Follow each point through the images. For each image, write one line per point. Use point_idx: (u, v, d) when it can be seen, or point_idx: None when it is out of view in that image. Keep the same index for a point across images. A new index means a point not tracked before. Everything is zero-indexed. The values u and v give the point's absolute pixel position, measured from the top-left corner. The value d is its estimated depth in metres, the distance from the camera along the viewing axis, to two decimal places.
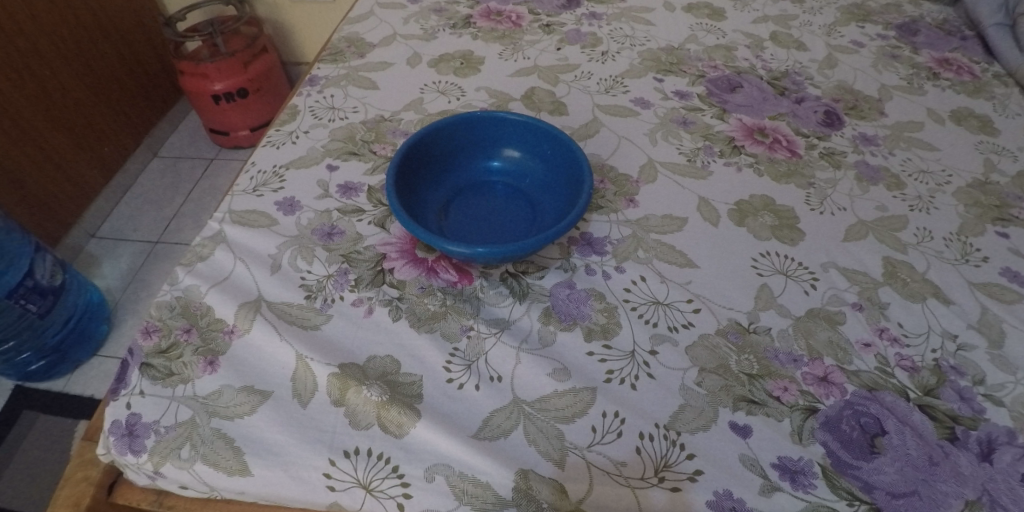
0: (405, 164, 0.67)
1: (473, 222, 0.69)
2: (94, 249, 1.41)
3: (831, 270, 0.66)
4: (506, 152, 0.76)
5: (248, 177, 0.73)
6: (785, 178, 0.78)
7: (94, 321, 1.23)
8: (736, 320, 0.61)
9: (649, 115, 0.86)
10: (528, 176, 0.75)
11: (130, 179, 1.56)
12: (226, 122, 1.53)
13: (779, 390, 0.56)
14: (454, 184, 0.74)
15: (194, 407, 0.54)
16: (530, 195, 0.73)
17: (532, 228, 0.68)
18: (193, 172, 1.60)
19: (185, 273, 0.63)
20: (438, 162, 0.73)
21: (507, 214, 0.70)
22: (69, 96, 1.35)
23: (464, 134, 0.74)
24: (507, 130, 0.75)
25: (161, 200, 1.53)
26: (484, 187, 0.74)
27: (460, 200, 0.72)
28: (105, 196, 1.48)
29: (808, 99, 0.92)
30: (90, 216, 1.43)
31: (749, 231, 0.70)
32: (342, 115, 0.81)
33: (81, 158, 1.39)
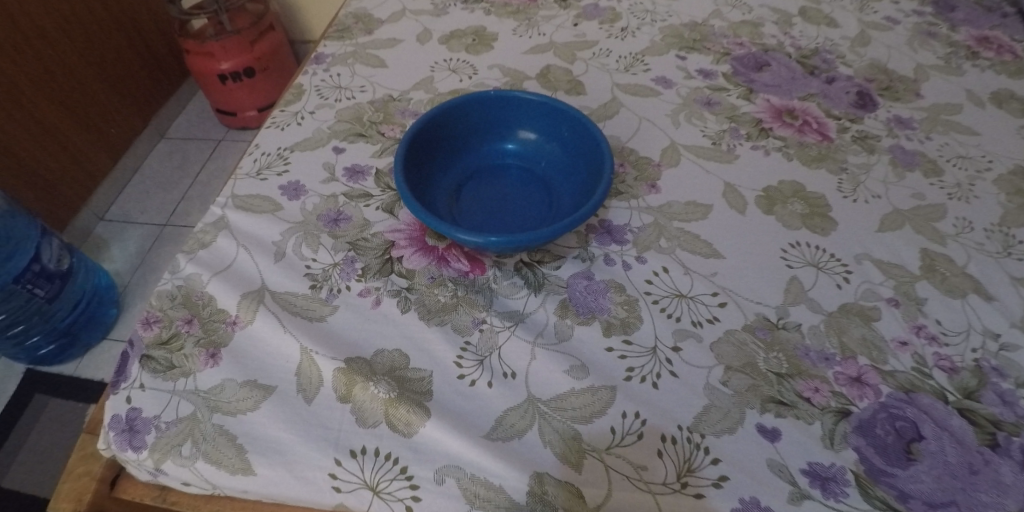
0: (414, 145, 0.63)
1: (486, 208, 0.65)
2: (103, 232, 1.40)
3: (865, 262, 0.62)
4: (522, 133, 0.72)
5: (252, 159, 0.70)
6: (816, 163, 0.73)
7: (103, 305, 1.22)
8: (764, 315, 0.57)
9: (671, 95, 0.81)
10: (544, 159, 0.71)
11: (138, 161, 1.53)
12: (233, 102, 1.50)
13: (809, 391, 0.53)
14: (466, 166, 0.71)
15: (196, 402, 0.52)
16: (546, 179, 0.69)
17: (548, 214, 0.65)
18: (200, 154, 1.57)
19: (186, 261, 0.61)
20: (449, 143, 0.69)
21: (523, 199, 0.67)
22: (73, 76, 1.32)
23: (477, 114, 0.70)
24: (523, 109, 0.71)
25: (168, 182, 1.50)
26: (498, 171, 0.71)
27: (472, 185, 0.68)
28: (112, 178, 1.46)
29: (840, 79, 0.87)
30: (99, 198, 1.42)
31: (778, 219, 0.66)
32: (349, 94, 0.77)
33: (86, 140, 1.37)
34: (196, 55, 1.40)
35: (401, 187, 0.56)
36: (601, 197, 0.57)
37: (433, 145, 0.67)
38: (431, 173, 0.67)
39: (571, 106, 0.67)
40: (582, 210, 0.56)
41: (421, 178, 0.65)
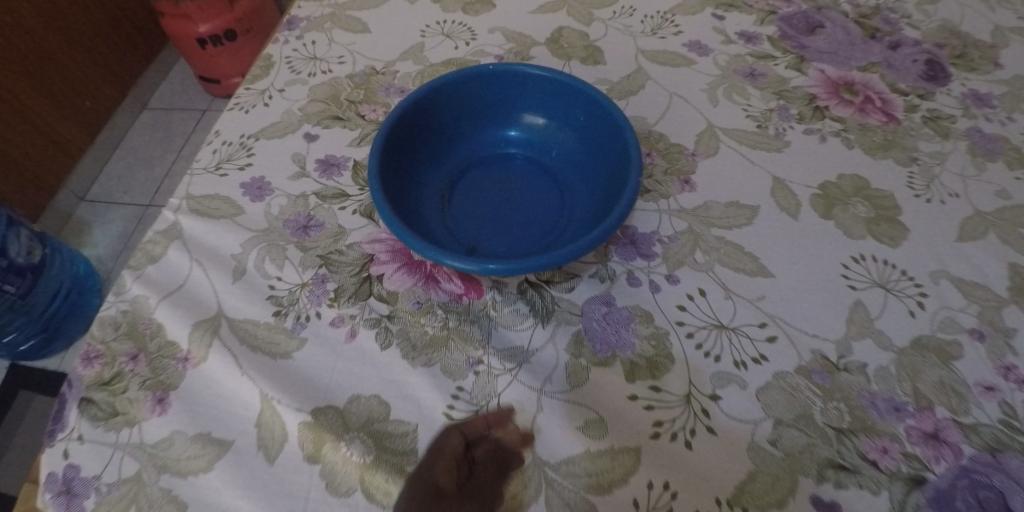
0: (395, 138, 0.53)
1: (483, 211, 0.55)
2: (85, 214, 1.28)
3: (942, 281, 0.52)
4: (528, 116, 0.61)
5: (210, 150, 0.59)
6: (882, 150, 0.61)
7: (85, 294, 1.11)
8: (822, 353, 0.47)
9: (707, 65, 0.69)
10: (554, 149, 0.60)
11: (120, 134, 1.39)
12: (216, 67, 1.35)
13: (876, 452, 0.43)
14: (461, 158, 0.60)
15: (142, 459, 0.44)
16: (556, 173, 0.58)
17: (559, 220, 0.54)
18: (184, 125, 1.43)
19: (132, 279, 0.51)
20: (440, 131, 0.58)
21: (530, 200, 0.56)
22: (41, 48, 1.15)
23: (472, 94, 0.58)
24: (529, 88, 0.59)
25: (151, 157, 1.38)
26: (498, 163, 0.60)
27: (467, 181, 0.58)
28: (92, 154, 1.32)
29: (906, 44, 0.73)
30: (79, 176, 1.29)
31: (838, 226, 0.55)
32: (325, 67, 0.65)
33: (59, 115, 1.22)
34: (172, 17, 1.23)
35: (376, 197, 0.46)
36: (624, 208, 0.46)
37: (419, 135, 0.56)
38: (416, 169, 0.56)
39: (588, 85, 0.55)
40: (601, 226, 0.45)
41: (404, 177, 0.54)
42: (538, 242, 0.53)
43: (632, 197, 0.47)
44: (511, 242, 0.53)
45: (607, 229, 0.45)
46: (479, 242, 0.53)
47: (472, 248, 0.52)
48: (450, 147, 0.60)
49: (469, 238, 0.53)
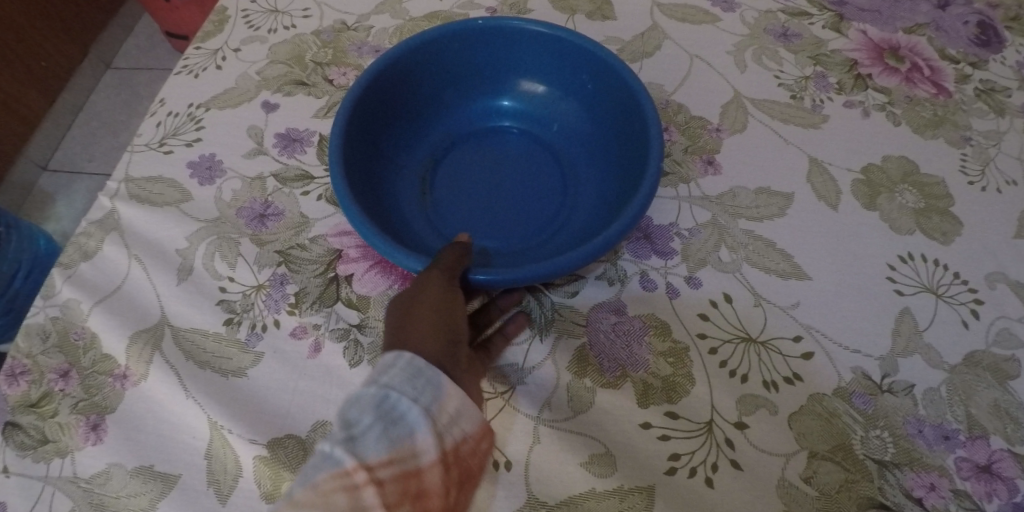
0: (364, 112, 0.44)
1: (471, 197, 0.48)
2: (48, 186, 1.17)
3: (999, 286, 0.45)
4: (524, 82, 0.53)
5: (153, 122, 0.50)
6: (931, 129, 0.54)
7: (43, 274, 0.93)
8: (863, 372, 0.41)
9: (733, 22, 0.59)
10: (556, 123, 0.52)
11: (82, 97, 1.25)
12: (183, 21, 1.15)
13: (922, 489, 0.38)
14: (445, 132, 0.52)
15: (75, 496, 0.37)
16: (557, 151, 0.51)
17: (560, 209, 0.47)
18: (152, 87, 1.29)
19: (61, 280, 0.43)
20: (418, 101, 0.50)
21: (525, 182, 0.49)
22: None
23: (458, 55, 0.50)
24: (525, 48, 0.50)
25: (118, 122, 1.25)
26: (488, 137, 0.52)
27: (452, 160, 0.50)
28: (52, 119, 1.19)
29: (956, 3, 0.64)
30: (39, 143, 1.17)
31: (883, 218, 0.48)
32: (288, 22, 0.55)
33: (16, 82, 1.08)
34: None
35: (339, 188, 0.38)
36: (640, 202, 0.39)
37: (393, 106, 0.48)
38: (390, 147, 0.48)
39: (597, 46, 0.46)
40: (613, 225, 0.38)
41: (377, 157, 0.46)
42: (535, 236, 0.45)
43: (650, 189, 0.39)
44: (503, 235, 0.46)
45: (619, 229, 0.38)
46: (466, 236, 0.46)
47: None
48: (433, 119, 0.52)
49: (454, 231, 0.46)
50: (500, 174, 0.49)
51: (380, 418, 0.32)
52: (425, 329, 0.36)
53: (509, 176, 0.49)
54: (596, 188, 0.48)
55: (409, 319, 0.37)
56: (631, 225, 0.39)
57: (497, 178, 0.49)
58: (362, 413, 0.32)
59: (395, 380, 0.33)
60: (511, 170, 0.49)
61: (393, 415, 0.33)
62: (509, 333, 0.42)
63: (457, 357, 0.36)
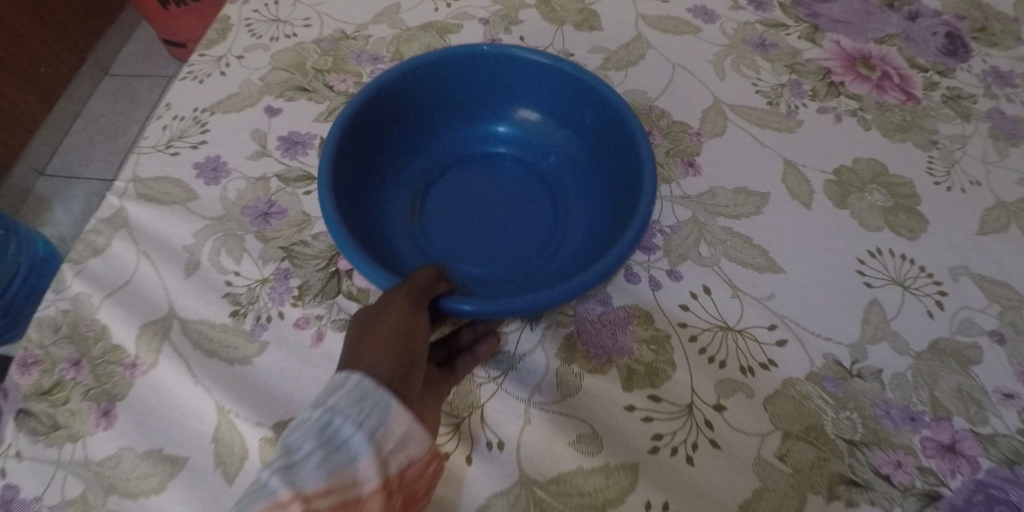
0: (357, 134, 0.47)
1: (460, 219, 0.50)
2: (45, 190, 1.18)
3: (963, 278, 0.48)
4: (523, 109, 0.55)
5: (160, 125, 0.52)
6: (900, 133, 0.57)
7: (42, 278, 0.95)
8: (834, 358, 0.44)
9: (714, 33, 0.63)
10: (553, 154, 0.55)
11: (79, 103, 1.27)
12: (180, 29, 1.17)
13: (890, 467, 0.40)
14: (441, 152, 0.55)
15: (86, 479, 0.39)
16: (550, 181, 0.53)
17: (549, 235, 0.50)
18: (150, 94, 1.31)
19: (72, 275, 0.45)
20: (415, 122, 0.53)
21: (516, 207, 0.51)
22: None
23: (460, 79, 0.52)
24: (527, 77, 0.53)
25: (115, 128, 1.26)
26: (484, 162, 0.54)
27: (446, 182, 0.53)
28: (49, 124, 1.21)
29: (925, 15, 0.67)
30: (37, 148, 1.19)
31: (853, 216, 0.51)
32: (290, 30, 0.58)
33: (14, 87, 1.10)
34: None
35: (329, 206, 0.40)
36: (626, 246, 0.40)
37: (390, 126, 0.51)
38: (384, 168, 0.51)
39: (598, 82, 0.49)
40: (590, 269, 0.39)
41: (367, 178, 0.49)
42: (521, 256, 0.48)
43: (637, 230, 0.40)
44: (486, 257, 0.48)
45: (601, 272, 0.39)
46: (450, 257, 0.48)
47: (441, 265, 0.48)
48: (430, 140, 0.54)
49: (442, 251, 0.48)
50: (492, 198, 0.52)
51: (321, 445, 0.32)
52: (381, 348, 0.35)
53: (499, 201, 0.52)
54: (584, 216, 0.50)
55: (368, 338, 0.36)
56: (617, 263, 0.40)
57: (490, 204, 0.51)
58: (304, 439, 0.32)
59: (341, 405, 0.32)
60: (504, 197, 0.52)
61: (336, 442, 0.32)
62: (480, 354, 0.42)
63: (413, 377, 0.35)
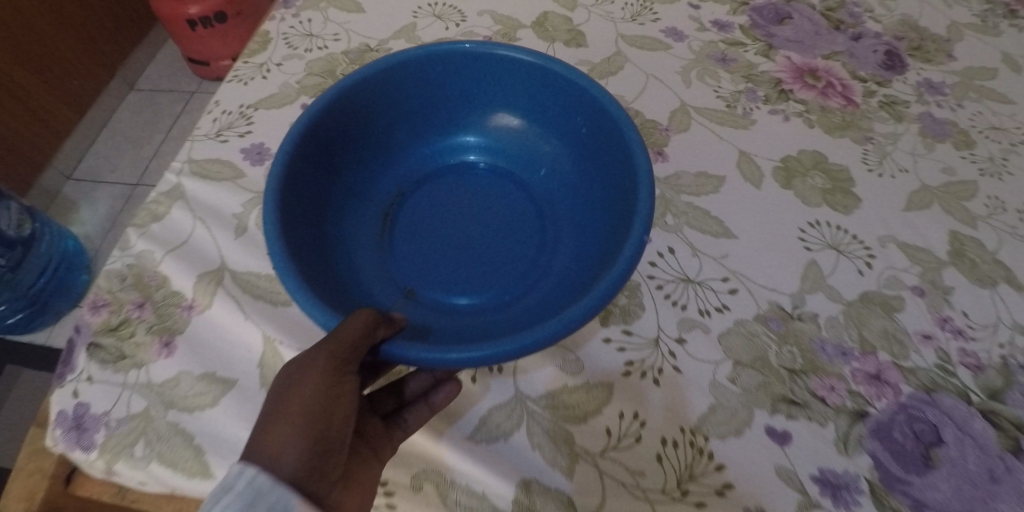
0: (320, 141, 0.54)
1: (441, 218, 0.59)
2: (71, 193, 1.27)
3: (890, 245, 0.57)
4: (501, 116, 0.65)
5: (211, 118, 0.62)
6: (840, 130, 0.66)
7: (73, 271, 1.10)
8: (778, 304, 0.52)
9: (682, 49, 0.73)
10: (543, 172, 0.63)
11: (106, 114, 1.37)
12: (205, 49, 1.30)
13: (824, 390, 0.48)
14: (415, 164, 0.64)
15: (149, 397, 0.47)
16: (528, 189, 0.62)
17: (522, 246, 0.57)
18: (172, 107, 1.40)
19: (137, 236, 0.54)
20: (391, 132, 0.62)
21: (499, 210, 0.59)
22: (30, 25, 1.14)
23: (433, 88, 0.61)
24: (501, 79, 0.62)
25: (139, 137, 1.36)
26: (461, 170, 0.63)
27: (417, 193, 0.61)
28: (78, 133, 1.30)
29: (868, 35, 0.77)
30: (66, 154, 1.28)
31: (796, 196, 0.60)
32: (321, 44, 0.69)
33: (48, 96, 1.21)
34: None
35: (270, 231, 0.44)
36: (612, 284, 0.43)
37: (390, 129, 0.62)
38: (358, 180, 0.60)
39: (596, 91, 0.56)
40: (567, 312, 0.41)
41: (336, 188, 0.57)
42: (496, 249, 0.56)
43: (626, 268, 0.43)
44: (464, 277, 0.55)
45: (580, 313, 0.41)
46: (419, 283, 0.55)
47: (409, 289, 0.54)
48: (405, 152, 0.64)
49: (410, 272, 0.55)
50: (475, 202, 0.60)
51: None
52: (290, 436, 0.38)
53: (465, 209, 0.59)
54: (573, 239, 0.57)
55: (279, 417, 0.38)
56: (606, 297, 0.42)
57: (457, 211, 0.59)
58: None
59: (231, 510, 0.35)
60: (474, 204, 0.60)
61: None
62: (435, 403, 0.45)
63: (322, 467, 0.38)
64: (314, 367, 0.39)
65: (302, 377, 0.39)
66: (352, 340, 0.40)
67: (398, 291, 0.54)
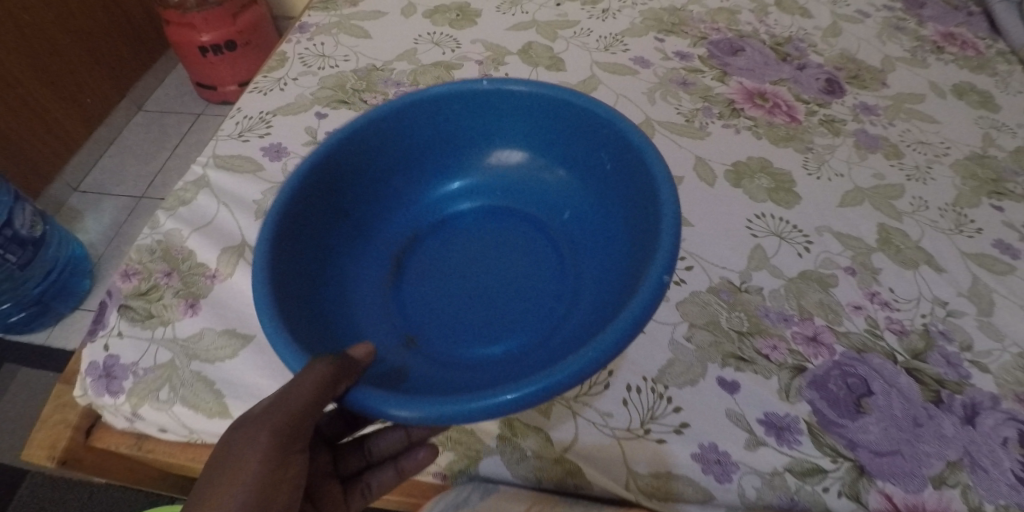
0: (330, 179, 0.58)
1: (456, 260, 0.61)
2: (77, 203, 1.33)
3: (826, 234, 0.66)
4: (511, 155, 0.69)
5: (234, 121, 0.70)
6: (784, 142, 0.76)
7: (75, 275, 1.16)
8: (728, 279, 0.60)
9: (648, 75, 0.82)
10: (565, 214, 0.65)
11: (114, 133, 1.45)
12: (214, 75, 1.40)
13: (768, 348, 0.56)
14: (424, 209, 0.67)
15: (174, 350, 0.53)
16: (539, 226, 0.64)
17: (534, 289, 0.58)
18: (178, 127, 1.48)
19: (166, 218, 0.61)
20: (401, 174, 0.66)
21: (518, 254, 0.61)
22: (47, 40, 1.23)
23: (444, 129, 0.66)
24: (510, 115, 0.66)
25: (145, 154, 1.43)
26: (471, 212, 0.66)
27: (425, 239, 0.64)
28: (86, 148, 1.38)
29: (811, 66, 0.87)
30: (73, 168, 1.35)
31: (745, 193, 0.69)
32: (332, 63, 0.78)
33: (63, 112, 1.30)
34: (176, 25, 1.29)
35: (260, 284, 0.45)
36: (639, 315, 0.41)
37: (399, 170, 0.66)
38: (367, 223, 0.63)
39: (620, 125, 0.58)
40: (586, 348, 0.39)
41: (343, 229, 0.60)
42: (507, 290, 0.57)
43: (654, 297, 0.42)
44: (476, 321, 0.55)
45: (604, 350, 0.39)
46: (423, 330, 0.55)
47: (415, 334, 0.55)
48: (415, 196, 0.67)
49: (414, 317, 0.56)
50: (491, 247, 0.62)
51: None
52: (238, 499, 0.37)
53: (471, 252, 0.62)
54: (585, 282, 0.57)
55: (228, 479, 0.37)
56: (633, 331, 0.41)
57: (464, 252, 0.62)
58: None
59: None
60: (483, 245, 0.62)
61: None
62: (406, 467, 0.49)
63: None
64: (258, 446, 0.38)
65: (247, 455, 0.38)
66: (300, 408, 0.38)
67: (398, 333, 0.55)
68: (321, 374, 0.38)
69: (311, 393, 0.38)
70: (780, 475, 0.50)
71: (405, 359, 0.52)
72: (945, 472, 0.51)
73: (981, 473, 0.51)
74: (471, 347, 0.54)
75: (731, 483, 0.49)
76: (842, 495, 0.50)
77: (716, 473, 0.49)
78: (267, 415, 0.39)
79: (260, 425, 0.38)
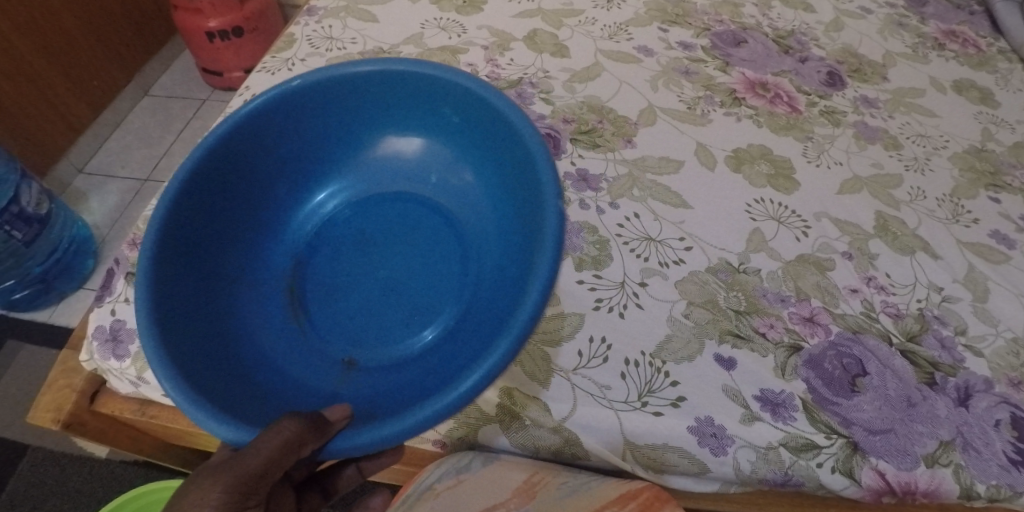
0: (196, 253, 0.58)
1: (367, 286, 0.61)
2: (81, 185, 1.34)
3: (824, 219, 0.66)
4: (395, 140, 0.72)
5: (241, 100, 0.72)
6: (785, 130, 0.77)
7: (79, 255, 1.17)
8: (726, 260, 0.61)
9: (651, 63, 0.82)
10: (428, 184, 0.70)
11: (120, 116, 1.46)
12: (219, 61, 1.41)
13: (764, 327, 0.57)
14: (290, 235, 0.67)
15: None
16: (442, 238, 0.65)
17: (440, 272, 0.62)
18: (184, 111, 1.49)
19: None
20: (233, 224, 0.63)
21: (429, 252, 0.63)
22: (56, 20, 1.24)
23: (290, 131, 0.65)
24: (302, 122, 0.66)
25: (150, 138, 1.44)
26: (350, 213, 0.67)
27: (309, 260, 0.64)
28: (92, 130, 1.39)
29: (813, 59, 0.87)
30: (79, 149, 1.36)
31: (744, 178, 0.70)
32: (340, 46, 0.79)
33: (71, 93, 1.31)
34: (184, 11, 1.31)
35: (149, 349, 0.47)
36: (543, 291, 0.49)
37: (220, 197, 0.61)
38: (234, 272, 0.62)
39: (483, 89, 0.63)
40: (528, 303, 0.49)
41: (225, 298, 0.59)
42: (421, 274, 0.62)
43: (514, 261, 0.60)
44: (383, 321, 0.59)
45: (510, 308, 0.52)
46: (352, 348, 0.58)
47: (348, 359, 0.57)
48: (286, 226, 0.67)
49: (335, 330, 0.59)
50: (387, 249, 0.64)
51: None
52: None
53: (373, 264, 0.63)
54: (477, 239, 0.65)
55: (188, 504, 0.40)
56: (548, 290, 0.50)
57: (370, 260, 0.63)
58: None
59: None
60: (380, 251, 0.64)
61: None
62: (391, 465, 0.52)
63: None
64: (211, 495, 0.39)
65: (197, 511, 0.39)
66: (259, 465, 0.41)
67: (345, 369, 0.57)
68: (290, 431, 0.42)
69: (275, 448, 0.42)
70: (775, 450, 0.51)
71: (349, 386, 0.55)
72: (938, 451, 0.52)
73: (973, 453, 0.52)
74: (390, 337, 0.58)
75: (726, 456, 0.50)
76: (835, 471, 0.51)
77: (712, 446, 0.51)
78: (225, 467, 0.41)
79: (213, 479, 0.40)
